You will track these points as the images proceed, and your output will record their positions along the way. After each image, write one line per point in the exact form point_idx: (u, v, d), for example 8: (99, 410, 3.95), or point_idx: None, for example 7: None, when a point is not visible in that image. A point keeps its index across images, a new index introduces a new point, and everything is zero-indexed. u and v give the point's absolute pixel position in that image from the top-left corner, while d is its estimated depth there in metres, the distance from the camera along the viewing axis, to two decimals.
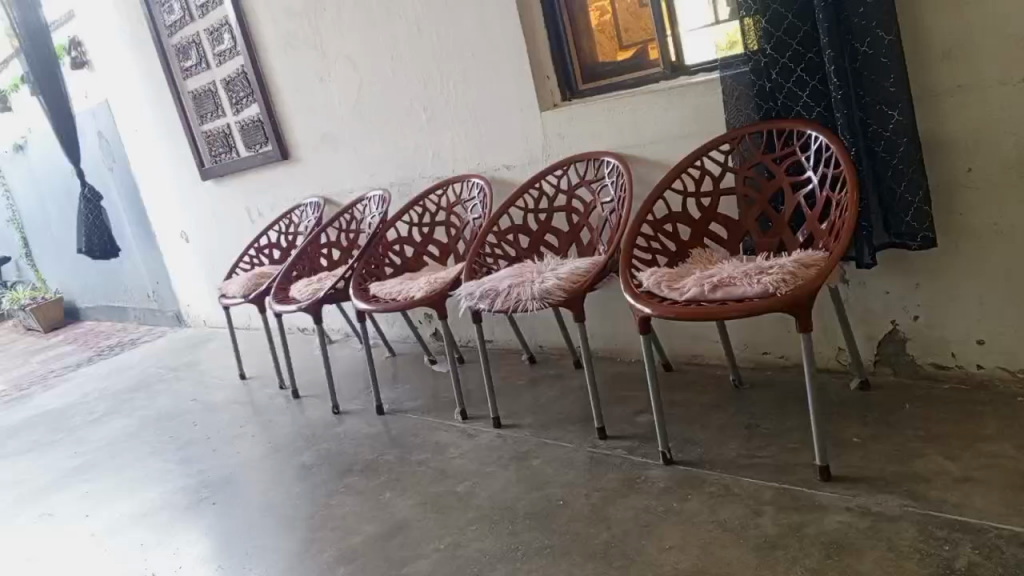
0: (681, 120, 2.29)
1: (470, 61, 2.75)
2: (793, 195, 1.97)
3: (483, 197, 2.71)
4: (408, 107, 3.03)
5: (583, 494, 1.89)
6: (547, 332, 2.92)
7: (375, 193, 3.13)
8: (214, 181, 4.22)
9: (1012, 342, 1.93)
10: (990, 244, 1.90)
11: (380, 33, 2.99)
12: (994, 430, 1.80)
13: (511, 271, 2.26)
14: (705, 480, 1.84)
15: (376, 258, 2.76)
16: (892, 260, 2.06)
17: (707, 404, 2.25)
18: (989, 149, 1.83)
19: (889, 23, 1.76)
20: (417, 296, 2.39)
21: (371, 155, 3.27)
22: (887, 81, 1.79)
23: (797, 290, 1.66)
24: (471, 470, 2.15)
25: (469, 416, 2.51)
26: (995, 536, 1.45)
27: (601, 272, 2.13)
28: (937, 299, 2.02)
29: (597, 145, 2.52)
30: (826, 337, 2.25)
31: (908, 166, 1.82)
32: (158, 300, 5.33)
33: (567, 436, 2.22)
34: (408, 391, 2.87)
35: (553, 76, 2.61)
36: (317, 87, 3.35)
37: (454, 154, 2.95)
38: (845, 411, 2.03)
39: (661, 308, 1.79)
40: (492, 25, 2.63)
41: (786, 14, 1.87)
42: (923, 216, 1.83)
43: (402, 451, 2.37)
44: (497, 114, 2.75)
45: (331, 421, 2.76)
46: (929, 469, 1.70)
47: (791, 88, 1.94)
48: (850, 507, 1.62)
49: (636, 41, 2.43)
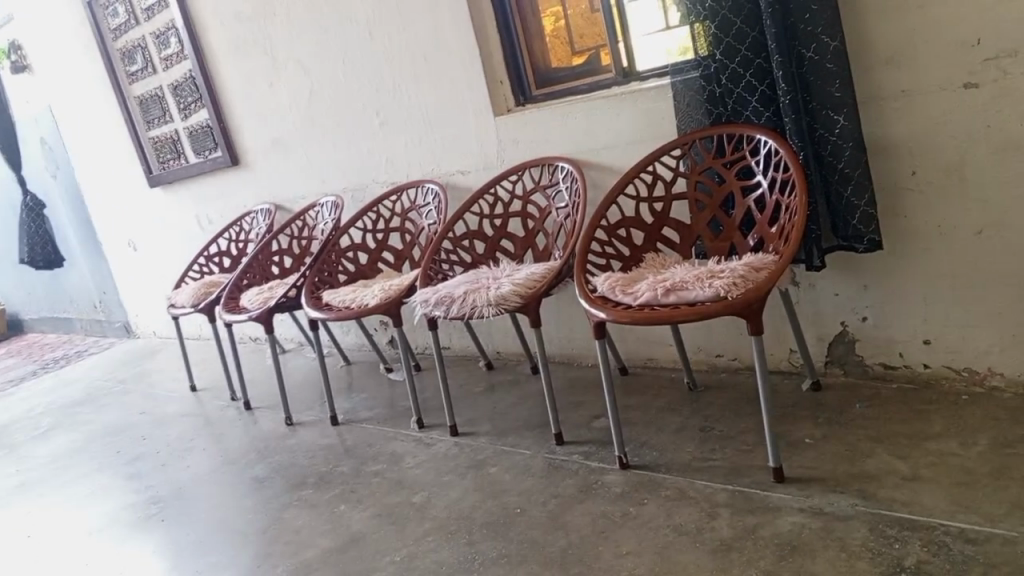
0: (634, 124, 2.30)
1: (422, 66, 2.73)
2: (743, 199, 1.99)
3: (439, 202, 2.69)
4: (360, 112, 2.99)
5: (540, 502, 1.88)
6: (504, 338, 2.91)
7: (328, 199, 3.08)
8: (162, 188, 4.12)
9: (957, 341, 1.98)
10: (935, 246, 1.94)
11: (331, 37, 2.95)
12: (940, 428, 1.83)
13: (466, 278, 2.25)
14: (660, 484, 1.85)
15: (329, 265, 2.71)
16: (841, 263, 2.09)
17: (662, 408, 2.26)
18: (932, 153, 1.87)
19: (833, 31, 1.79)
20: (371, 303, 2.35)
21: (323, 161, 3.23)
22: (832, 87, 1.82)
23: (747, 295, 1.67)
24: (428, 480, 2.12)
25: (426, 425, 2.48)
26: (943, 532, 1.48)
27: (555, 277, 2.13)
28: (884, 300, 2.06)
29: (552, 150, 2.51)
30: (778, 338, 2.28)
31: (854, 171, 1.84)
32: (105, 310, 5.19)
33: (524, 443, 2.21)
34: (364, 400, 2.83)
35: (506, 81, 2.60)
36: (267, 92, 3.30)
37: (408, 159, 2.92)
38: (797, 412, 2.06)
39: (615, 313, 1.79)
40: (444, 29, 2.62)
41: (734, 20, 1.89)
42: (869, 219, 1.86)
43: (358, 461, 2.34)
44: (451, 119, 2.73)
45: (285, 433, 2.71)
46: (879, 468, 1.73)
47: (740, 94, 1.96)
48: (803, 507, 1.64)
49: (588, 47, 2.44)
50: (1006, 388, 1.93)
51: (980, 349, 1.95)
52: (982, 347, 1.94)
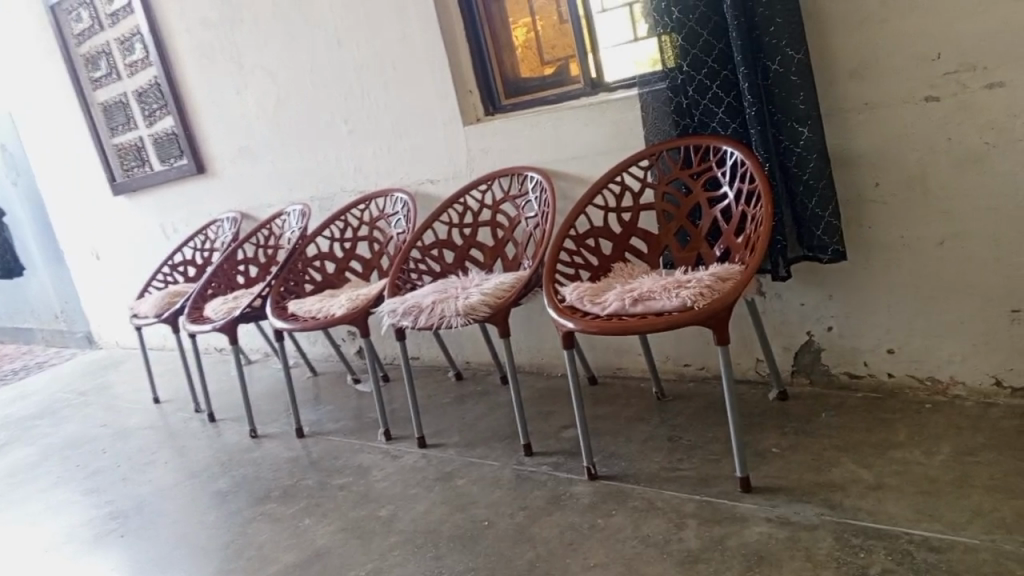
0: (603, 135, 2.31)
1: (391, 74, 2.72)
2: (710, 209, 2.00)
3: (408, 211, 2.67)
4: (328, 120, 2.97)
5: (508, 514, 1.87)
6: (473, 348, 2.89)
7: (295, 207, 3.04)
8: (126, 197, 4.05)
9: (920, 351, 2.00)
10: (898, 256, 1.96)
11: (299, 45, 2.93)
12: (905, 437, 1.85)
13: (434, 288, 2.23)
14: (629, 494, 1.84)
15: (295, 275, 2.68)
16: (806, 273, 2.11)
17: (631, 417, 2.26)
18: (894, 164, 1.89)
19: (797, 43, 1.81)
20: (338, 313, 2.33)
21: (290, 169, 3.19)
22: (796, 99, 1.84)
23: (714, 304, 1.68)
24: (395, 492, 2.09)
25: (393, 436, 2.45)
26: (907, 541, 1.49)
27: (524, 287, 2.12)
28: (849, 310, 2.08)
29: (521, 159, 2.51)
30: (744, 348, 2.29)
31: (818, 182, 1.86)
32: (67, 320, 5.07)
33: (493, 454, 2.19)
34: (331, 411, 2.79)
35: (475, 91, 2.60)
36: (233, 99, 3.26)
37: (377, 168, 2.90)
38: (764, 421, 2.06)
39: (583, 322, 1.79)
40: (413, 38, 2.61)
41: (701, 32, 1.91)
42: (833, 230, 1.88)
43: (323, 474, 2.30)
44: (421, 127, 2.72)
45: (250, 446, 2.66)
46: (845, 477, 1.73)
47: (706, 105, 1.97)
48: (770, 517, 1.64)
49: (557, 58, 2.45)
50: (969, 397, 1.96)
51: (943, 359, 1.97)
52: (945, 357, 1.97)
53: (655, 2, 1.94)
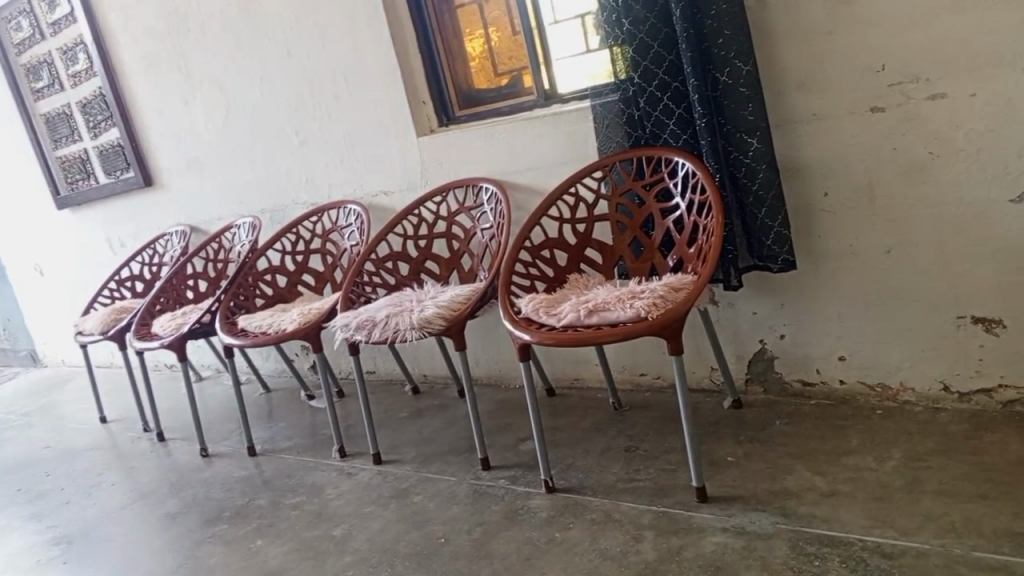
0: (557, 146, 2.30)
1: (343, 85, 2.68)
2: (662, 220, 2.01)
3: (361, 223, 2.63)
4: (279, 132, 2.91)
5: (465, 530, 1.84)
6: (430, 361, 2.85)
7: (245, 220, 2.98)
8: (71, 211, 3.93)
9: (870, 358, 2.03)
10: (847, 264, 1.99)
11: (248, 55, 2.88)
12: (857, 443, 1.87)
13: (388, 301, 2.19)
14: (586, 507, 1.83)
15: (246, 289, 2.62)
16: (759, 282, 2.13)
17: (588, 428, 2.25)
18: (842, 175, 1.92)
19: (745, 55, 1.84)
20: (290, 328, 2.28)
21: (241, 182, 3.12)
22: (745, 110, 1.85)
23: (667, 315, 1.69)
24: (349, 511, 2.05)
25: (348, 453, 2.41)
26: (860, 548, 1.50)
27: (480, 299, 2.10)
28: (800, 318, 2.10)
29: (475, 170, 2.49)
30: (699, 357, 2.30)
31: (768, 192, 1.88)
32: (9, 338, 4.90)
33: (449, 469, 2.16)
34: (284, 429, 2.73)
35: (428, 101, 2.58)
36: (181, 111, 3.19)
37: (329, 180, 2.86)
38: (719, 430, 2.07)
39: (538, 334, 1.78)
40: (365, 49, 2.58)
41: (652, 44, 1.92)
42: (783, 240, 1.90)
43: (276, 494, 2.25)
44: (374, 139, 2.69)
45: (200, 466, 2.59)
46: (799, 485, 1.75)
47: (658, 117, 1.98)
48: (726, 527, 1.64)
49: (510, 69, 2.45)
50: (918, 402, 1.99)
51: (892, 365, 2.00)
52: (894, 363, 2.00)
53: (606, 14, 1.95)
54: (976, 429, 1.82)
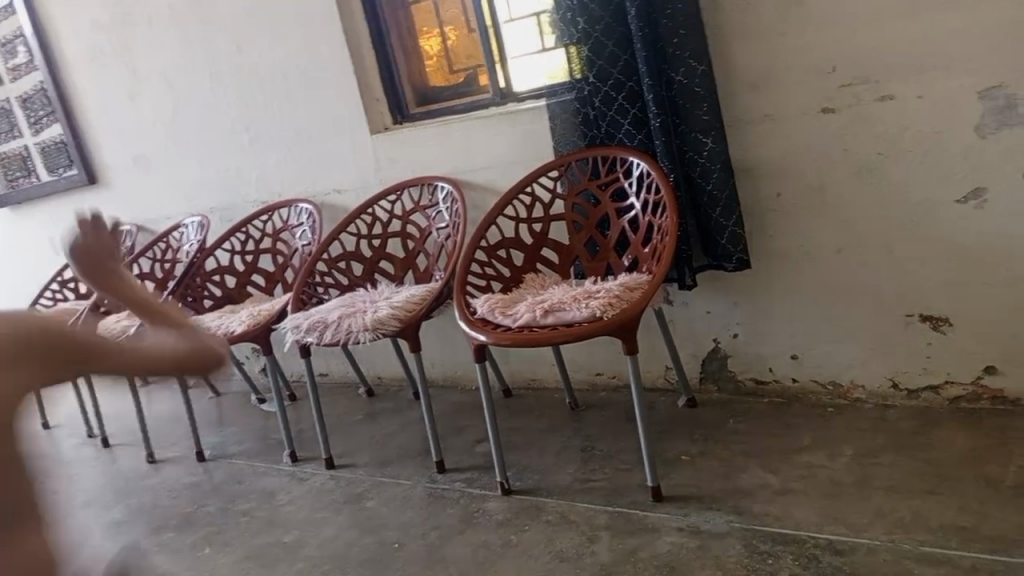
0: (513, 145, 2.29)
1: (294, 82, 2.63)
2: (618, 220, 2.00)
3: (313, 222, 2.58)
4: (228, 129, 2.85)
5: (419, 535, 1.81)
6: (385, 363, 2.81)
7: (193, 219, 2.90)
8: (10, 210, 3.78)
9: (822, 356, 2.05)
10: (798, 264, 2.01)
11: (196, 50, 2.80)
12: (809, 440, 1.89)
13: (340, 302, 2.15)
14: (542, 509, 1.81)
15: (193, 289, 2.54)
16: (713, 282, 2.14)
17: (545, 429, 2.23)
18: (793, 176, 1.94)
19: (700, 55, 1.84)
20: (239, 331, 2.22)
21: (189, 179, 3.04)
22: (700, 111, 1.86)
23: (622, 315, 1.69)
24: (301, 517, 2.01)
25: (300, 458, 2.35)
26: (812, 545, 1.51)
27: (435, 300, 2.07)
28: (753, 317, 2.12)
29: (430, 169, 2.46)
30: (654, 357, 2.30)
31: (722, 192, 1.89)
32: None
33: (404, 472, 2.13)
34: (234, 434, 2.66)
35: (382, 99, 2.54)
36: (127, 106, 3.09)
37: (280, 178, 2.80)
38: (674, 429, 2.08)
39: (495, 335, 1.77)
40: (318, 44, 2.53)
41: (607, 43, 1.91)
42: (737, 239, 1.91)
43: (225, 500, 2.19)
44: (327, 136, 2.64)
45: (146, 472, 2.50)
46: (753, 483, 1.76)
47: (613, 116, 1.98)
48: (681, 527, 1.64)
49: (465, 67, 2.43)
50: (868, 400, 2.02)
51: (842, 363, 2.03)
52: (845, 362, 2.03)
53: (561, 12, 1.94)
54: (924, 426, 1.85)
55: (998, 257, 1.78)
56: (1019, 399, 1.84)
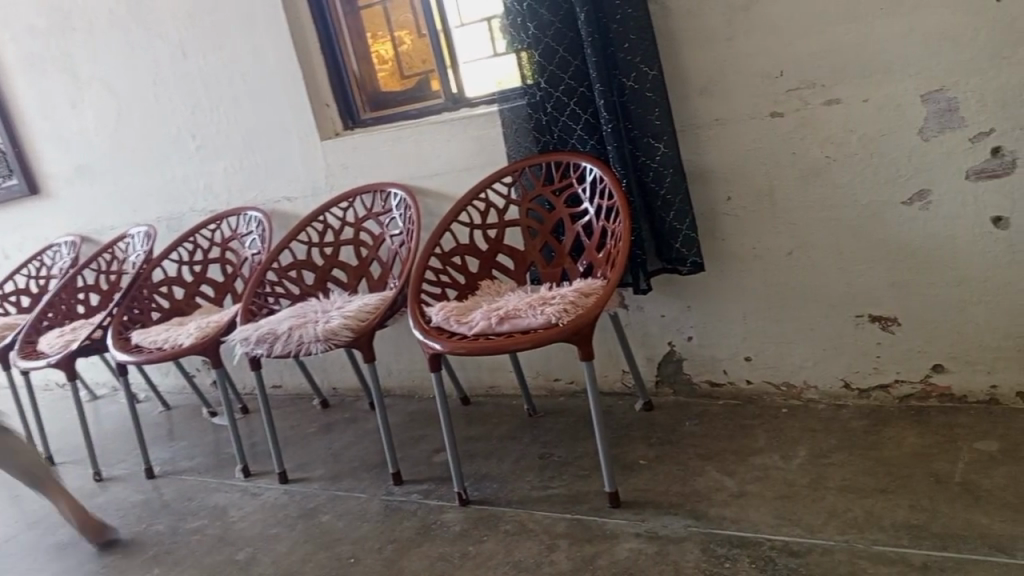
0: (465, 150, 2.27)
1: (241, 88, 2.58)
2: (573, 225, 2.00)
3: (263, 231, 2.53)
4: (174, 136, 2.78)
5: (376, 549, 1.78)
6: (339, 373, 2.77)
7: (139, 229, 2.82)
8: None
9: (774, 358, 2.07)
10: (750, 266, 2.02)
11: (139, 56, 2.73)
12: (764, 442, 1.91)
13: (292, 313, 2.11)
14: (500, 518, 1.80)
15: (140, 302, 2.47)
16: (667, 285, 2.15)
17: (503, 437, 2.22)
18: (743, 179, 1.96)
19: (650, 60, 1.85)
20: (187, 344, 2.16)
21: (134, 188, 2.96)
22: (651, 115, 1.87)
23: (578, 321, 1.68)
24: (254, 534, 1.96)
25: (253, 472, 2.30)
26: (769, 547, 1.52)
27: (390, 308, 2.04)
28: (707, 320, 2.13)
29: (382, 175, 2.43)
30: (610, 361, 2.30)
31: (674, 197, 1.90)
32: None
33: (360, 485, 2.09)
34: (185, 449, 2.59)
35: (332, 105, 2.50)
36: (68, 114, 3.00)
37: (229, 186, 2.74)
38: (632, 433, 2.08)
39: (450, 344, 1.75)
40: (265, 50, 2.48)
41: (557, 48, 1.91)
42: (690, 243, 1.92)
43: (176, 518, 2.13)
44: (276, 143, 2.59)
45: (92, 491, 2.42)
46: (709, 486, 1.76)
47: (566, 122, 1.97)
48: (639, 532, 1.64)
49: (416, 72, 2.41)
50: (821, 400, 2.04)
51: (795, 364, 2.05)
52: (797, 362, 2.05)
53: (511, 17, 1.93)
54: (875, 425, 1.88)
55: (942, 257, 1.81)
56: (965, 396, 1.88)
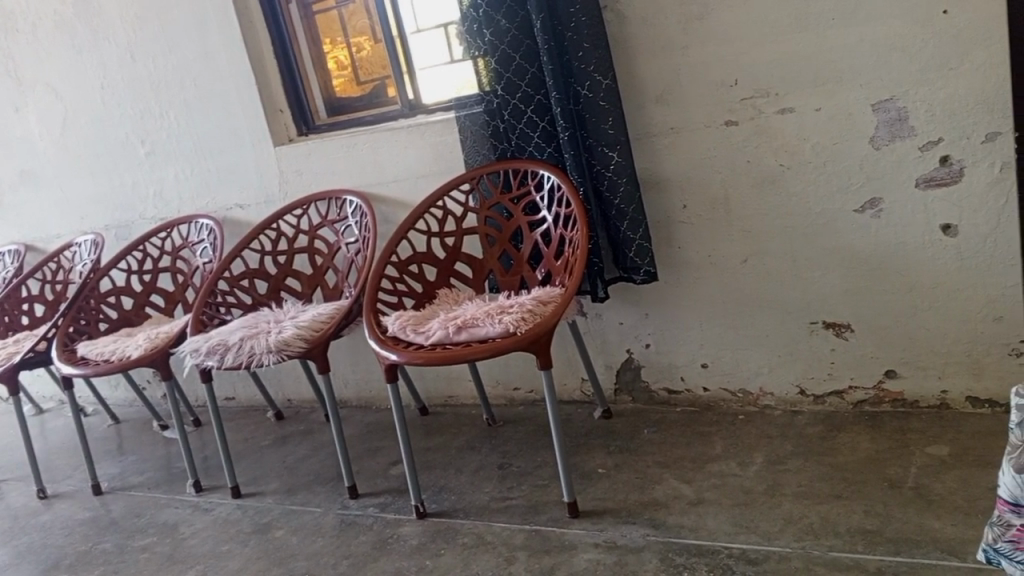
0: (422, 158, 2.25)
1: (192, 93, 2.52)
2: (531, 233, 1.98)
3: (214, 239, 2.47)
4: (123, 142, 2.70)
5: (331, 564, 1.75)
6: (295, 384, 2.72)
7: (86, 237, 2.74)
8: None
9: (731, 364, 2.08)
10: (706, 274, 2.03)
11: (87, 59, 2.66)
12: (721, 449, 1.91)
13: (243, 323, 2.06)
14: (458, 531, 1.77)
15: (86, 312, 2.40)
16: (624, 293, 2.15)
17: (461, 447, 2.19)
18: (699, 188, 1.97)
19: (604, 70, 1.85)
20: (135, 356, 2.10)
21: (81, 195, 2.88)
22: (606, 124, 1.86)
23: (536, 330, 1.67)
24: (204, 551, 1.91)
25: (205, 487, 2.24)
26: (726, 555, 1.52)
27: (345, 318, 2.00)
28: (665, 327, 2.13)
29: (337, 182, 2.39)
30: (569, 369, 2.30)
31: (629, 206, 1.90)
32: None
33: (315, 499, 2.05)
34: (135, 463, 2.52)
35: (286, 110, 2.47)
36: (11, 119, 2.90)
37: (180, 194, 2.67)
38: (591, 442, 2.07)
39: (408, 354, 1.72)
40: (217, 55, 2.43)
41: (513, 55, 1.90)
42: (645, 251, 1.92)
43: (123, 536, 2.06)
44: (228, 150, 2.54)
45: (36, 509, 2.34)
46: (667, 494, 1.76)
47: (523, 129, 1.97)
48: (597, 543, 1.63)
49: (372, 78, 2.38)
50: (777, 406, 2.06)
51: (752, 371, 2.06)
52: (754, 369, 2.06)
53: (467, 24, 1.92)
54: (830, 431, 1.90)
55: (893, 264, 1.84)
56: (917, 401, 1.91)
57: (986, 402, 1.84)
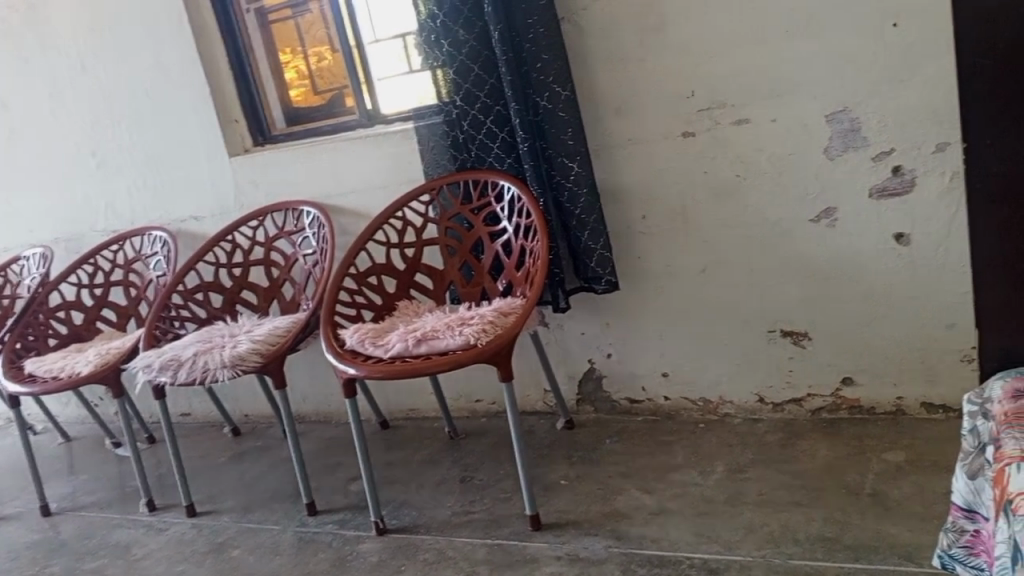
0: (381, 169, 2.23)
1: (144, 102, 2.47)
2: (491, 244, 1.97)
3: (168, 251, 2.42)
4: (73, 152, 2.64)
5: None
6: (252, 399, 2.67)
7: (34, 251, 2.66)
8: None
9: (691, 373, 2.09)
10: (666, 284, 2.04)
11: (35, 68, 2.59)
12: (683, 458, 1.92)
13: (198, 337, 2.01)
14: (418, 547, 1.75)
15: (34, 328, 2.33)
16: (586, 303, 2.15)
17: (423, 461, 2.17)
18: (658, 198, 1.97)
19: (563, 81, 1.85)
20: (84, 373, 2.04)
21: (30, 208, 2.80)
22: (565, 135, 1.86)
23: (497, 342, 1.65)
24: (157, 573, 1.86)
25: (158, 507, 2.19)
26: (688, 566, 1.52)
27: (302, 331, 1.97)
28: (626, 336, 2.14)
29: (295, 193, 2.36)
30: (531, 380, 2.28)
31: (589, 216, 1.90)
32: None
33: (273, 517, 2.01)
34: (85, 483, 2.45)
35: (241, 120, 2.43)
36: None
37: (133, 206, 2.61)
38: (553, 453, 2.06)
39: (367, 368, 1.69)
40: (170, 64, 2.39)
41: (472, 66, 1.89)
42: (605, 262, 1.92)
43: (73, 559, 2.00)
44: (183, 160, 2.49)
45: None
46: (629, 505, 1.76)
47: (482, 140, 1.96)
48: (559, 556, 1.62)
49: (330, 88, 2.37)
50: (737, 414, 2.07)
51: (712, 380, 2.08)
52: (714, 377, 2.07)
53: (425, 34, 1.91)
54: (789, 438, 1.91)
55: (849, 272, 1.86)
56: (874, 407, 1.93)
57: (940, 407, 1.87)
